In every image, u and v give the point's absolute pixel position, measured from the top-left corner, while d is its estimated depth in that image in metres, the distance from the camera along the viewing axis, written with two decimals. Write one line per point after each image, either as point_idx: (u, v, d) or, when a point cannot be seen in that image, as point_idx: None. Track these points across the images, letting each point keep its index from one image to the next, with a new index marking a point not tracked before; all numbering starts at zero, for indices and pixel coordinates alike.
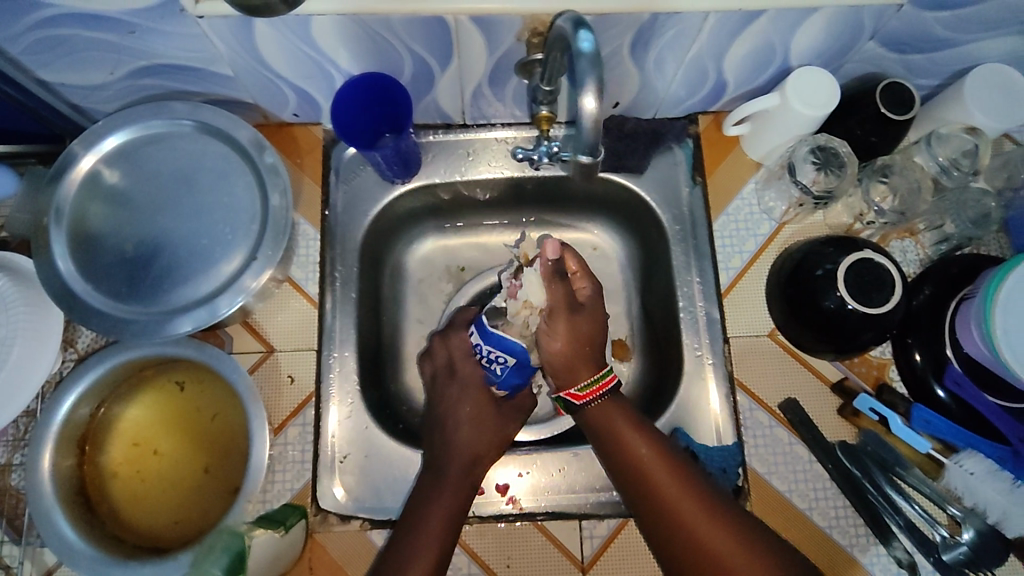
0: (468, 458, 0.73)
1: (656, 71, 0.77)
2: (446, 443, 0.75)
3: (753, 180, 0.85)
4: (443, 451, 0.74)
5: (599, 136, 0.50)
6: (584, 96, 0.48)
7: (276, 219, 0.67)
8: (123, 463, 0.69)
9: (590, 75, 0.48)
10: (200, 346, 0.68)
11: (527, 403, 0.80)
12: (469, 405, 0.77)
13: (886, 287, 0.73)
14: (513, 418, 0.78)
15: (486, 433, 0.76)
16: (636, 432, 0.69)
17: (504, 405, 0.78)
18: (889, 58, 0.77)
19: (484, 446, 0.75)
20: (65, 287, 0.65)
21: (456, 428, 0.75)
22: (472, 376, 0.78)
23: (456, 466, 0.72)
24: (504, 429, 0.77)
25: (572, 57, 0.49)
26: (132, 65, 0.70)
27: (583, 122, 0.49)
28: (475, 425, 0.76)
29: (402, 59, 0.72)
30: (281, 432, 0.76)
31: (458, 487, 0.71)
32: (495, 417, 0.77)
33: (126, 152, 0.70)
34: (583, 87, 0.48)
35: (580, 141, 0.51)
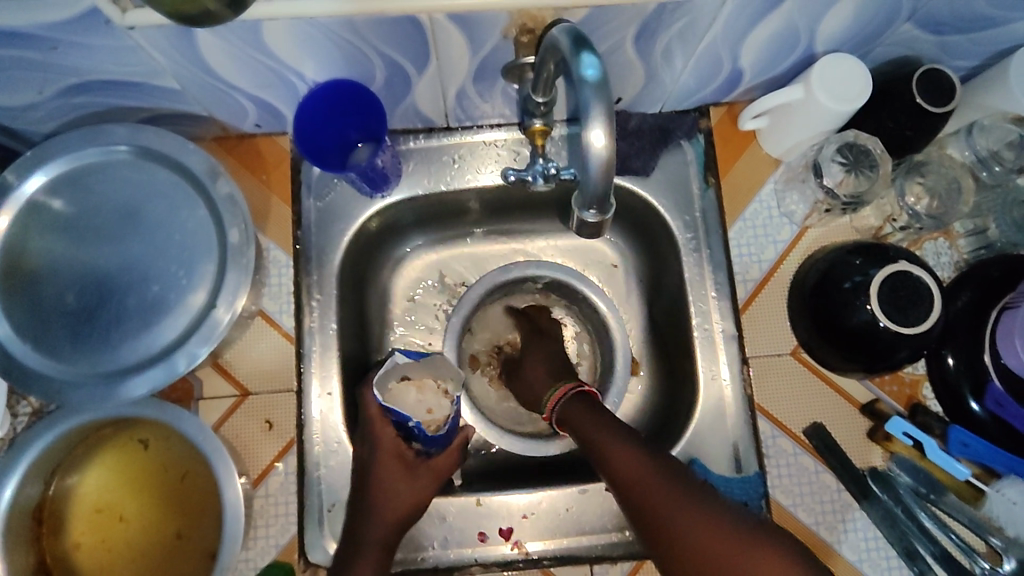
0: (388, 523, 0.66)
1: (664, 63, 0.68)
2: (373, 502, 0.67)
3: (772, 179, 0.77)
4: (362, 516, 0.67)
5: (609, 181, 0.43)
6: (591, 131, 0.41)
7: (237, 257, 0.59)
8: (86, 533, 0.62)
9: (594, 108, 0.41)
10: (161, 406, 0.60)
11: (449, 466, 0.70)
12: (381, 467, 0.67)
13: (924, 303, 0.65)
14: (426, 487, 0.68)
15: (401, 498, 0.67)
16: (617, 451, 0.62)
17: (421, 465, 0.69)
18: (925, 39, 0.67)
19: (401, 510, 0.67)
20: (2, 349, 0.58)
21: (377, 484, 0.67)
22: (386, 440, 0.67)
23: (376, 528, 0.66)
24: (420, 490, 0.68)
25: (573, 84, 0.41)
26: (62, 83, 0.61)
27: (591, 164, 0.42)
28: (388, 486, 0.67)
29: (373, 63, 0.63)
30: (262, 483, 0.70)
31: (375, 553, 0.65)
32: (407, 479, 0.68)
33: (61, 187, 0.61)
34: (591, 118, 0.40)
35: (588, 189, 0.44)
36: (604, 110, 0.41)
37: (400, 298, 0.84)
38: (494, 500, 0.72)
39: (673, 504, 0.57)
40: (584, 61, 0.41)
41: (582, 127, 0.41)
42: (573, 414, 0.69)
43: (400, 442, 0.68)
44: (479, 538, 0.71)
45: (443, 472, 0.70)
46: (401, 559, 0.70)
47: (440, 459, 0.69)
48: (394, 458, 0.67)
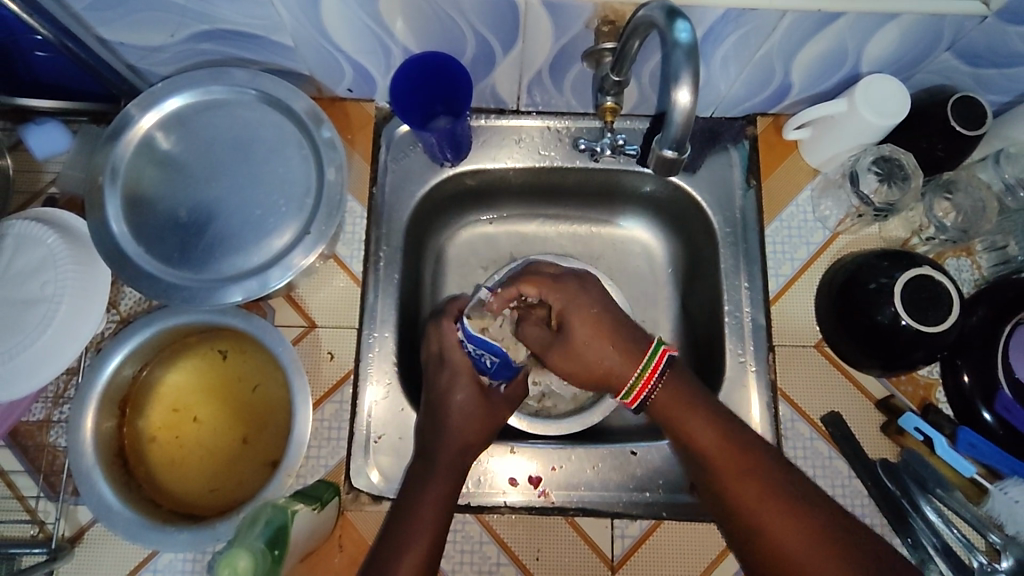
0: (459, 447, 0.69)
1: (722, 69, 0.76)
2: (450, 425, 0.70)
3: (809, 187, 0.84)
4: (432, 440, 0.69)
5: (688, 130, 0.51)
6: (679, 89, 0.49)
7: (331, 193, 0.67)
8: (161, 428, 0.69)
9: (685, 71, 0.49)
10: (248, 317, 0.67)
11: (517, 394, 0.75)
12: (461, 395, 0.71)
13: (943, 305, 0.71)
14: (500, 417, 0.73)
15: (475, 423, 0.70)
16: (701, 422, 0.63)
17: (496, 397, 0.73)
18: (961, 70, 0.74)
19: (474, 436, 0.70)
20: (117, 248, 0.65)
21: (461, 410, 0.70)
22: (462, 367, 0.71)
23: (451, 452, 0.68)
24: (493, 418, 0.72)
25: (668, 49, 0.49)
26: (194, 28, 0.69)
27: (674, 114, 0.50)
28: (465, 411, 0.70)
29: (466, 38, 0.71)
30: (318, 408, 0.76)
31: (449, 475, 0.67)
32: (484, 409, 0.71)
33: (183, 116, 0.69)
34: (681, 78, 0.48)
35: (668, 135, 0.52)
36: (690, 74, 0.49)
37: (453, 263, 0.91)
38: (517, 452, 0.77)
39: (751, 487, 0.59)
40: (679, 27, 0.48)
41: (673, 85, 0.49)
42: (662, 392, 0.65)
43: (474, 371, 0.72)
44: (509, 482, 0.76)
45: (514, 401, 0.75)
46: None
47: (512, 389, 0.75)
48: (473, 385, 0.71)
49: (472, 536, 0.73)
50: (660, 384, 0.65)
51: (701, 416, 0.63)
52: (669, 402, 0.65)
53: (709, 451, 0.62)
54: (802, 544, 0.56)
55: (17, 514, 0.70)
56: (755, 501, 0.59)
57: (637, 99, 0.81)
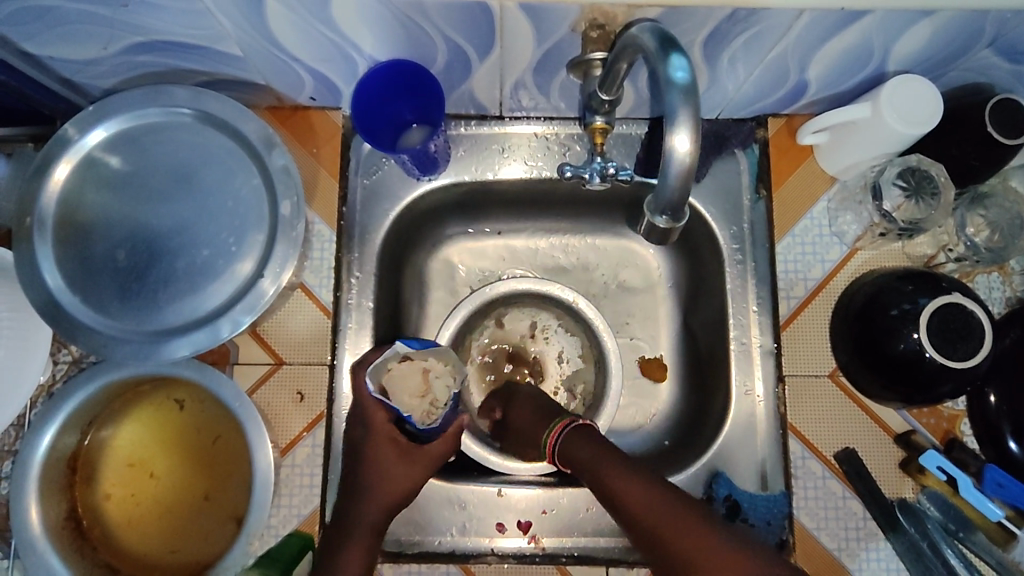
0: (379, 507, 0.64)
1: (728, 70, 0.67)
2: (364, 481, 0.65)
3: (826, 197, 0.76)
4: (352, 500, 0.64)
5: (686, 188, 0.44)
6: (676, 135, 0.42)
7: (287, 228, 0.59)
8: (116, 485, 0.64)
9: (682, 113, 0.42)
10: (201, 367, 0.61)
11: (445, 451, 0.66)
12: (374, 450, 0.65)
13: (974, 337, 0.64)
14: (419, 474, 0.65)
15: (392, 482, 0.64)
16: (621, 476, 0.58)
17: (414, 451, 0.65)
18: (1001, 67, 0.65)
19: (395, 495, 0.65)
20: (52, 297, 0.58)
21: (370, 466, 0.65)
22: (378, 423, 0.65)
23: (366, 511, 0.64)
24: (411, 477, 0.65)
25: (662, 86, 0.42)
26: (128, 40, 0.61)
27: (670, 168, 0.43)
28: (382, 470, 0.64)
29: (436, 46, 0.62)
30: (289, 453, 0.70)
31: (365, 537, 0.63)
32: (400, 466, 0.65)
33: (120, 143, 0.61)
34: (678, 124, 0.42)
35: (663, 196, 0.46)
36: (688, 110, 0.42)
37: (435, 282, 0.84)
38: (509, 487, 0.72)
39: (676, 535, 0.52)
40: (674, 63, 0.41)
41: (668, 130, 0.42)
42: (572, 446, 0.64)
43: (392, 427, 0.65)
44: (497, 528, 0.71)
45: (439, 455, 0.66)
46: (418, 541, 0.70)
47: (436, 445, 0.66)
48: (387, 442, 0.65)
49: None
50: (565, 434, 0.66)
51: (609, 466, 0.60)
52: (584, 452, 0.63)
53: (625, 498, 0.57)
54: None
55: None
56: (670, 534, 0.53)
57: (633, 103, 0.72)
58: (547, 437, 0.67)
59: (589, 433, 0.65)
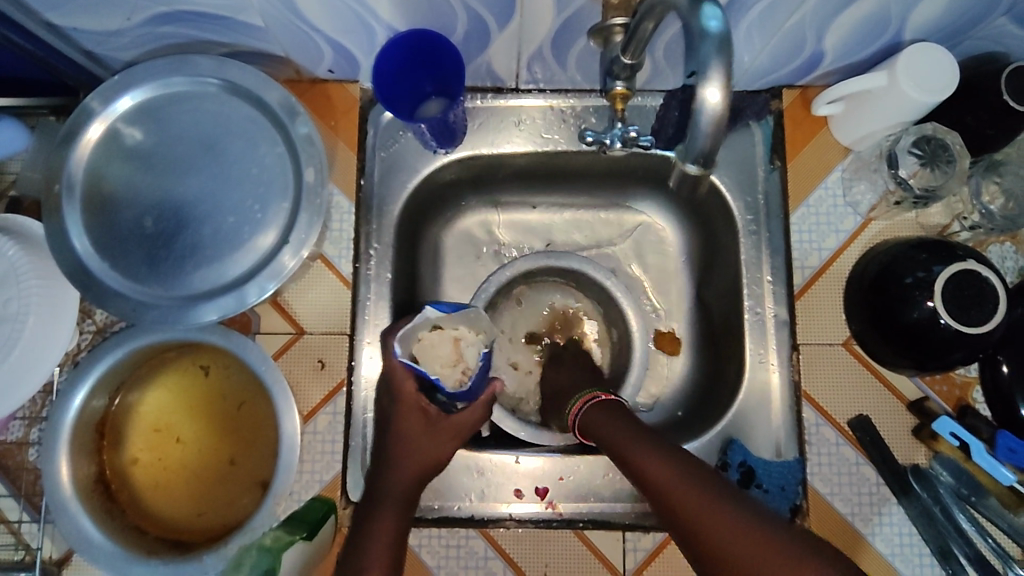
0: (410, 475, 0.63)
1: (745, 40, 0.67)
2: (394, 451, 0.64)
3: (840, 168, 0.76)
4: (383, 469, 0.64)
5: (717, 140, 0.45)
6: (707, 87, 0.43)
7: (311, 195, 0.60)
8: (143, 450, 0.65)
9: (713, 65, 0.43)
10: (226, 333, 0.62)
11: (476, 420, 0.65)
12: (402, 421, 0.64)
13: (988, 303, 0.65)
14: (446, 445, 0.64)
15: (422, 451, 0.64)
16: (647, 449, 0.59)
17: (441, 421, 0.64)
18: (1017, 35, 0.66)
19: (425, 464, 0.63)
20: (81, 264, 0.60)
21: (399, 435, 0.64)
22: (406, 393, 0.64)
23: (396, 481, 0.63)
24: (440, 446, 0.64)
25: (696, 38, 0.43)
26: (151, 11, 0.61)
27: (700, 121, 0.44)
28: (410, 438, 0.64)
29: (456, 15, 0.63)
30: (310, 420, 0.71)
31: (395, 508, 0.61)
32: (429, 435, 0.64)
33: (144, 112, 0.62)
34: (709, 76, 0.43)
35: (694, 147, 0.47)
36: (714, 67, 0.43)
37: (450, 256, 0.85)
38: (523, 455, 0.73)
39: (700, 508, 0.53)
40: (707, 14, 0.42)
41: (700, 81, 0.44)
42: (595, 418, 0.65)
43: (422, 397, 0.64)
44: (515, 494, 0.72)
45: (466, 427, 0.64)
46: (437, 508, 0.71)
47: (465, 415, 0.64)
48: (415, 412, 0.64)
49: (477, 551, 0.71)
50: (589, 405, 0.67)
51: (628, 436, 0.61)
52: (610, 427, 0.64)
53: (642, 465, 0.58)
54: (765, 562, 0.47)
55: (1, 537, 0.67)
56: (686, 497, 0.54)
57: (649, 74, 0.73)
58: (571, 410, 0.69)
59: (612, 405, 0.66)
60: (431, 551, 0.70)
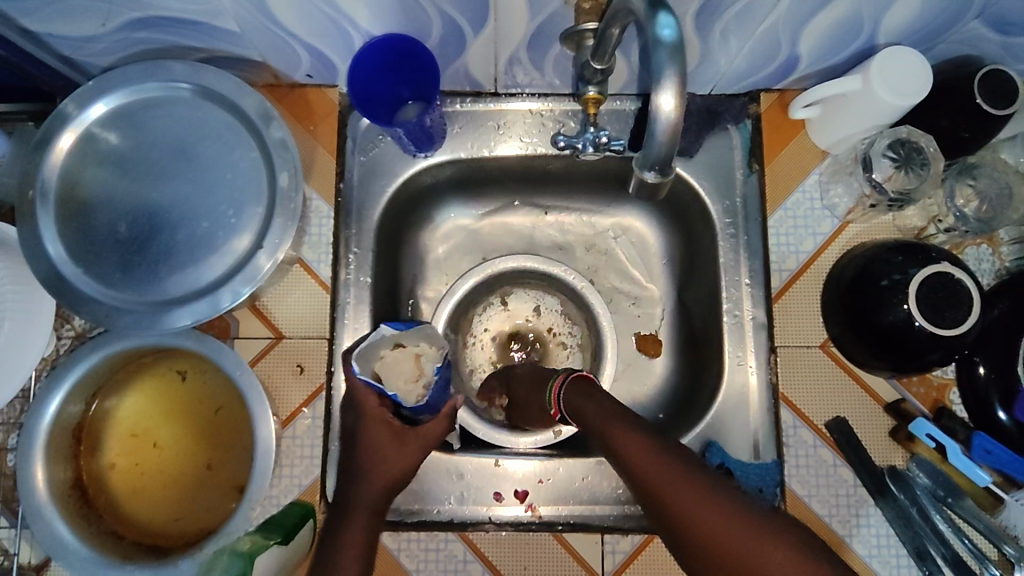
0: (378, 488, 0.62)
1: (720, 44, 0.68)
2: (361, 464, 0.63)
3: (818, 171, 0.77)
4: (351, 481, 0.62)
5: (673, 146, 0.46)
6: (661, 95, 0.44)
7: (285, 200, 0.60)
8: (120, 456, 0.65)
9: (668, 73, 0.43)
10: (201, 338, 0.62)
11: (440, 433, 0.64)
12: (368, 434, 0.63)
13: (962, 305, 0.65)
14: (414, 457, 0.63)
15: (388, 463, 0.62)
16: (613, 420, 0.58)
17: (408, 434, 0.63)
18: (990, 39, 0.66)
19: (392, 477, 0.62)
20: (54, 269, 0.60)
21: (365, 448, 0.63)
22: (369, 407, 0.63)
23: (363, 492, 0.61)
24: (407, 459, 0.63)
25: (649, 45, 0.43)
26: (126, 16, 0.61)
27: (655, 127, 0.44)
28: (376, 450, 0.62)
29: (431, 20, 0.63)
30: (289, 425, 0.71)
31: (364, 518, 0.60)
32: (395, 447, 0.62)
33: (120, 117, 0.62)
34: (664, 82, 0.43)
35: (651, 154, 0.47)
36: (676, 72, 0.43)
37: (432, 259, 0.85)
38: (503, 459, 0.73)
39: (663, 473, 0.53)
40: (660, 21, 0.42)
41: (656, 89, 0.44)
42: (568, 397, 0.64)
43: (387, 408, 0.63)
44: (495, 498, 0.72)
45: (433, 439, 0.64)
46: (417, 511, 0.71)
47: (432, 425, 0.63)
48: (381, 424, 0.63)
49: (455, 555, 0.70)
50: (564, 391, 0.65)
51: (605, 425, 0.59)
52: (579, 402, 0.63)
53: (623, 449, 0.56)
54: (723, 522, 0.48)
55: None
56: (665, 480, 0.52)
57: (627, 78, 0.73)
58: (551, 389, 0.67)
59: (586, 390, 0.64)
60: (410, 555, 0.70)
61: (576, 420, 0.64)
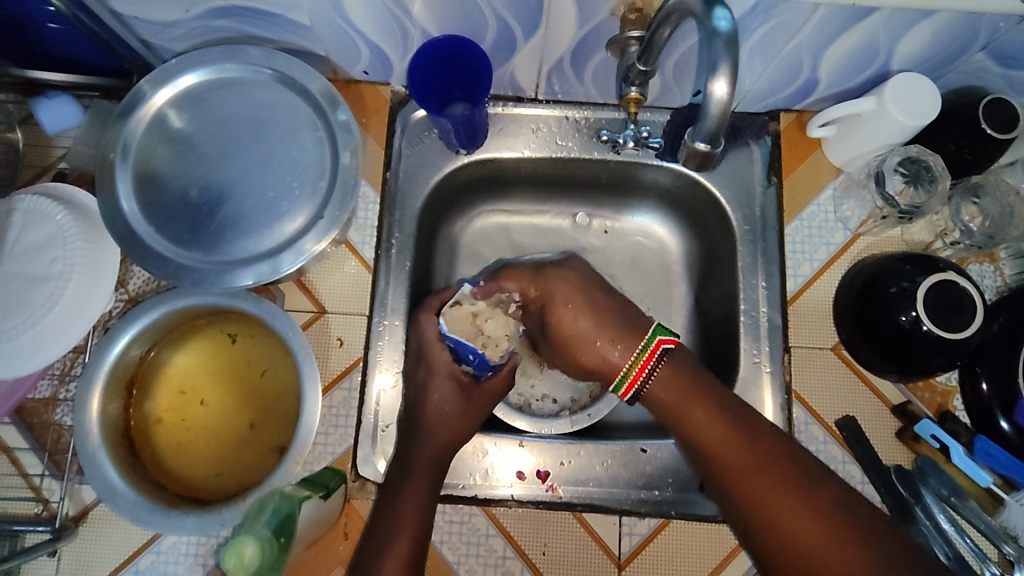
0: (441, 441, 0.68)
1: (748, 63, 0.74)
2: (425, 420, 0.69)
3: (832, 186, 0.82)
4: (414, 436, 0.69)
5: (721, 121, 0.54)
6: (715, 82, 0.51)
7: (346, 178, 0.65)
8: (167, 410, 0.68)
9: (723, 64, 0.49)
10: (258, 300, 0.65)
11: (500, 391, 0.72)
12: (434, 388, 0.70)
13: (966, 312, 0.69)
14: (478, 411, 0.71)
15: (452, 420, 0.69)
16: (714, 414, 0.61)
17: (473, 389, 0.71)
18: (994, 71, 0.72)
19: (453, 431, 0.69)
20: (128, 227, 0.64)
21: (431, 404, 0.70)
22: (438, 362, 0.70)
23: (428, 447, 0.68)
24: (473, 415, 0.70)
25: (708, 37, 0.49)
26: (209, 5, 0.67)
27: (711, 107, 0.52)
28: (441, 405, 0.69)
29: (487, 23, 0.69)
30: (326, 394, 0.75)
31: (426, 472, 0.66)
32: (461, 402, 0.70)
33: (197, 95, 0.68)
34: (718, 72, 0.50)
35: (702, 127, 0.55)
36: (721, 69, 0.49)
37: (465, 252, 0.90)
38: (519, 446, 0.76)
39: (767, 478, 0.57)
40: (719, 15, 0.48)
41: (709, 77, 0.51)
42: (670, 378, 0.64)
43: (453, 366, 0.70)
44: (517, 476, 0.75)
45: (494, 395, 0.72)
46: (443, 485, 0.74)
47: (491, 383, 0.71)
48: (449, 380, 0.70)
49: (478, 529, 0.73)
50: (659, 367, 0.65)
51: (708, 404, 0.62)
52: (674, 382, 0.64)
53: (711, 436, 0.61)
54: (820, 536, 0.53)
55: (22, 491, 0.69)
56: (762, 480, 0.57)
57: (659, 90, 0.79)
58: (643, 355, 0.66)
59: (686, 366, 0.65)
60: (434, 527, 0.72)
61: (653, 398, 0.65)
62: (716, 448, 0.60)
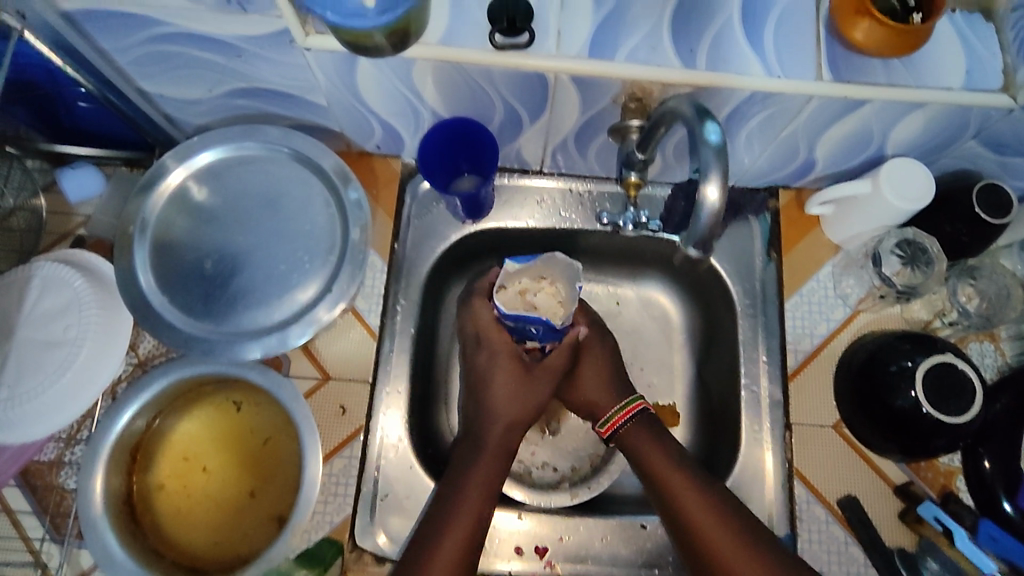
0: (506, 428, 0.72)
1: (746, 145, 0.76)
2: (487, 406, 0.73)
3: (831, 263, 0.83)
4: (480, 421, 0.73)
5: (714, 229, 0.53)
6: (708, 186, 0.51)
7: (355, 252, 0.68)
8: (169, 477, 0.69)
9: (713, 169, 0.51)
10: (264, 370, 0.69)
11: (562, 363, 0.75)
12: (498, 370, 0.74)
13: (966, 394, 0.69)
14: (544, 388, 0.74)
15: (518, 401, 0.73)
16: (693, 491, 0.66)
17: (534, 370, 0.74)
18: (988, 157, 0.74)
19: (518, 413, 0.73)
20: (143, 298, 0.67)
21: (495, 387, 0.73)
22: (501, 344, 0.74)
23: (496, 432, 0.71)
24: (540, 394, 0.74)
25: (699, 144, 0.52)
26: (231, 86, 0.71)
27: (703, 211, 0.52)
28: (505, 386, 0.73)
29: (494, 107, 0.72)
30: (326, 462, 0.75)
31: (492, 460, 0.70)
32: (527, 384, 0.73)
33: (215, 170, 0.71)
34: (709, 176, 0.51)
35: (694, 232, 0.54)
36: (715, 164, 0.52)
37: None
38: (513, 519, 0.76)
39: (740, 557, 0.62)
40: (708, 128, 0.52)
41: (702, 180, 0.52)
42: (637, 437, 0.72)
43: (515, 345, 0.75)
44: (515, 551, 0.75)
45: (557, 369, 0.75)
46: None
47: (552, 359, 0.74)
48: (513, 360, 0.74)
49: None
50: (628, 422, 0.73)
51: (691, 485, 0.66)
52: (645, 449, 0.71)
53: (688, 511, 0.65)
54: None
55: (21, 555, 0.70)
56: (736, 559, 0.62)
57: (660, 167, 0.81)
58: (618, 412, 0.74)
59: (655, 429, 0.72)
60: None
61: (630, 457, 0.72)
62: (691, 521, 0.64)
